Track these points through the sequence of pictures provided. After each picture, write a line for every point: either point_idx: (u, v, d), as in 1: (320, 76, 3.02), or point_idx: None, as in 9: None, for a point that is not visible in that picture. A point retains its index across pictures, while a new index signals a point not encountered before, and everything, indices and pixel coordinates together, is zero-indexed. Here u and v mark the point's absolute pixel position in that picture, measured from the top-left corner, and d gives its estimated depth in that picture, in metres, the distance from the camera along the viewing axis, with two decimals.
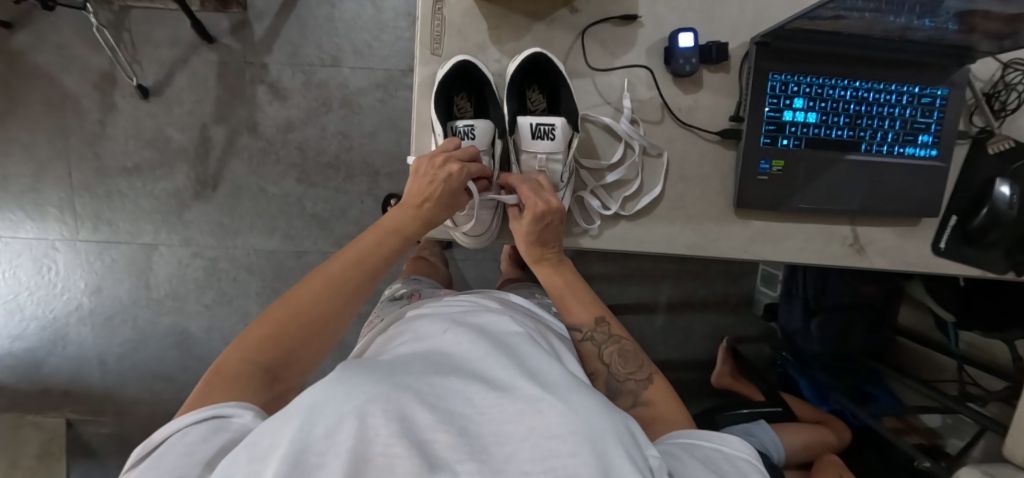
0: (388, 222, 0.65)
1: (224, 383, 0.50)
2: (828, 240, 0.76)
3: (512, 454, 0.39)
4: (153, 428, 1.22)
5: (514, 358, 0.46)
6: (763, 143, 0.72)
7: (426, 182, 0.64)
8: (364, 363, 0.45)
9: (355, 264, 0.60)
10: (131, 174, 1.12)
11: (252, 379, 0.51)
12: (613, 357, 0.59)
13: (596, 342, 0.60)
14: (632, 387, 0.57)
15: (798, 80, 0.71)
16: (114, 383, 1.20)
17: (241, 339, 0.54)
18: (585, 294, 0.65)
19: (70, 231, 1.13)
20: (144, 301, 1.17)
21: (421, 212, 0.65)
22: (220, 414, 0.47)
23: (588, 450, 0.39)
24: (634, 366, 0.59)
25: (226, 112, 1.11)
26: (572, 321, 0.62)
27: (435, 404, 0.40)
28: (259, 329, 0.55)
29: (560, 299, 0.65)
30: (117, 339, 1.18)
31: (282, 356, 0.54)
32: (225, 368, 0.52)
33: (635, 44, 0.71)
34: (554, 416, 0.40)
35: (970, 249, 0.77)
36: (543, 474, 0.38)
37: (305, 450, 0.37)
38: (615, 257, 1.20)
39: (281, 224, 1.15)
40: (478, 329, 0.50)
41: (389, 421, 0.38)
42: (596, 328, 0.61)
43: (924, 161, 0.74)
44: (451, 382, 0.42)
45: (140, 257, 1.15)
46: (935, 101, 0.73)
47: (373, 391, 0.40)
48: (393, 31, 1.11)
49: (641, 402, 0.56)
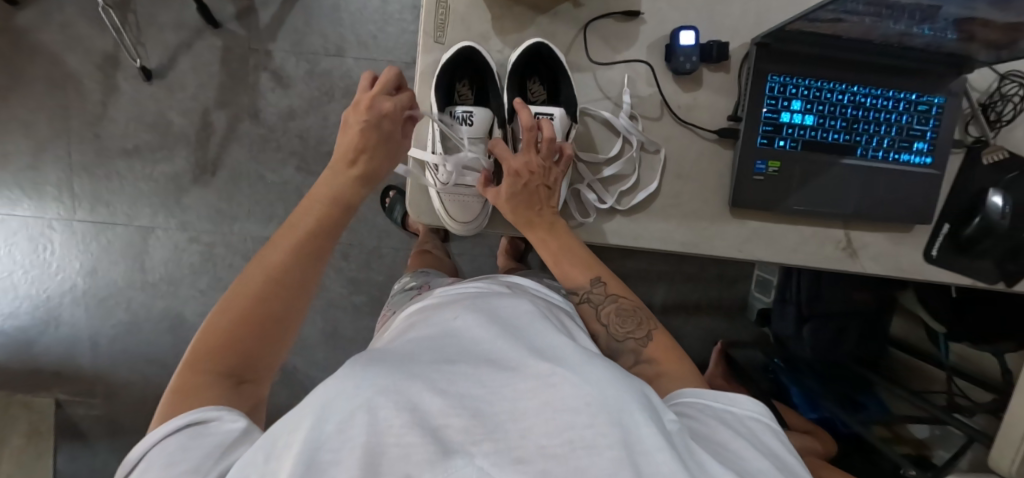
0: (324, 190, 0.60)
1: (188, 398, 0.47)
2: (821, 243, 0.76)
3: (527, 430, 0.37)
4: (143, 412, 1.22)
5: (521, 339, 0.44)
6: (759, 143, 0.73)
7: (359, 132, 0.61)
8: (373, 356, 0.44)
9: (294, 250, 0.55)
10: (131, 156, 1.13)
11: (219, 386, 0.48)
12: (611, 318, 0.61)
13: (593, 303, 0.62)
14: (632, 346, 0.59)
15: (796, 82, 0.72)
16: (105, 365, 1.20)
17: (191, 355, 0.49)
18: (580, 253, 0.65)
19: (67, 211, 1.13)
20: (138, 284, 1.17)
21: (358, 164, 0.61)
22: (200, 420, 0.45)
23: (604, 421, 0.38)
24: (633, 326, 0.60)
25: (229, 98, 1.12)
26: (570, 284, 0.64)
27: (446, 389, 0.39)
28: (205, 338, 0.50)
29: (557, 263, 0.65)
30: (110, 322, 1.18)
31: (241, 356, 0.50)
32: (187, 385, 0.47)
33: (637, 40, 0.72)
34: (566, 389, 0.39)
35: (962, 257, 0.77)
36: (560, 446, 0.36)
37: (319, 448, 0.36)
38: (612, 257, 1.20)
39: (279, 211, 1.15)
40: (485, 313, 0.48)
41: (401, 411, 0.37)
42: (593, 289, 0.63)
43: (919, 169, 0.75)
44: (461, 368, 0.41)
45: (136, 239, 1.15)
46: (931, 109, 0.74)
47: (384, 382, 0.38)
48: (398, 24, 1.11)
49: (643, 359, 0.58)
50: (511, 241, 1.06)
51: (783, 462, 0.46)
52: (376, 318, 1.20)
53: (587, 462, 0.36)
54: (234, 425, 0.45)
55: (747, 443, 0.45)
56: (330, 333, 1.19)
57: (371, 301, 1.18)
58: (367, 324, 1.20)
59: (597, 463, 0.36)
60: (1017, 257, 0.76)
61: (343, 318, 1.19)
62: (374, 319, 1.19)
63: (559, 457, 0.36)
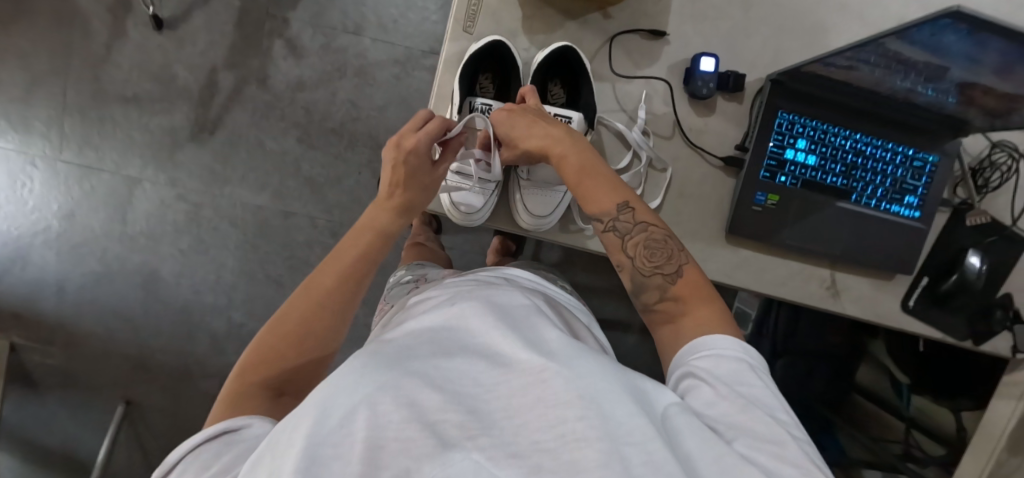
0: (363, 222, 0.61)
1: (231, 404, 0.47)
2: (807, 279, 0.79)
3: (521, 426, 0.38)
4: (102, 367, 1.18)
5: (516, 330, 0.44)
6: (762, 176, 0.75)
7: (390, 167, 0.63)
8: (371, 349, 0.44)
9: (342, 272, 0.56)
10: (129, 104, 1.10)
11: (259, 396, 0.48)
12: (638, 249, 0.57)
13: (619, 231, 0.58)
14: (658, 282, 0.56)
15: (804, 122, 0.74)
16: (70, 313, 1.16)
17: (241, 367, 0.50)
18: (599, 170, 0.60)
19: (53, 151, 1.10)
20: (116, 236, 1.14)
21: (394, 199, 0.62)
22: (232, 427, 0.45)
23: (594, 413, 0.38)
24: (662, 259, 0.56)
25: (239, 60, 1.10)
26: (593, 210, 0.59)
27: (444, 386, 0.39)
28: (255, 352, 0.51)
29: (578, 186, 0.60)
30: (81, 270, 1.15)
31: (284, 371, 0.51)
32: (233, 395, 0.48)
33: (659, 58, 0.74)
34: (560, 384, 0.39)
35: (936, 310, 0.80)
36: (553, 440, 0.37)
37: (320, 442, 0.35)
38: (600, 271, 1.22)
39: (273, 180, 1.14)
40: (482, 301, 0.48)
41: (400, 406, 0.37)
42: (619, 216, 0.58)
43: (907, 222, 0.78)
44: (458, 363, 0.41)
45: (121, 189, 1.12)
46: (925, 166, 0.77)
47: (383, 379, 0.38)
48: (420, 12, 1.12)
49: (669, 297, 0.55)
50: (501, 240, 1.08)
51: (794, 432, 0.44)
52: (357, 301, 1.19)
53: (579, 455, 0.36)
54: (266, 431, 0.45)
55: (758, 414, 0.43)
56: None
57: None
58: None
59: (588, 455, 0.36)
60: (986, 317, 0.80)
61: None
62: None
63: (551, 451, 0.36)
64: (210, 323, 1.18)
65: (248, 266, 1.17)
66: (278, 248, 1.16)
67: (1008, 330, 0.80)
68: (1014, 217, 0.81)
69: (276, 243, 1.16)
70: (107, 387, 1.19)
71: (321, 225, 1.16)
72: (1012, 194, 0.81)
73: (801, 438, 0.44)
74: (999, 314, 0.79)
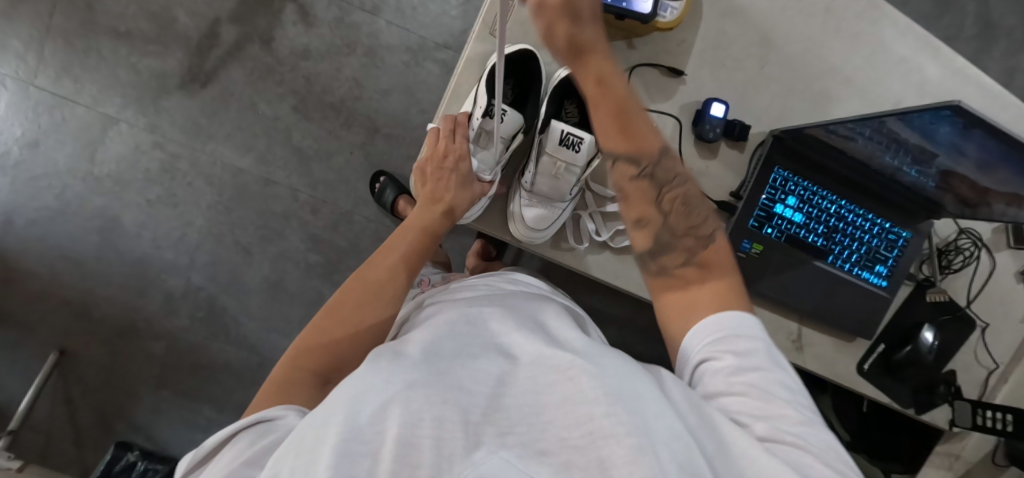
0: (416, 221, 0.68)
1: (276, 392, 0.49)
2: (774, 330, 0.82)
3: (550, 423, 0.39)
4: (38, 309, 1.11)
5: (538, 335, 0.47)
6: (750, 224, 0.77)
7: (436, 178, 0.69)
8: (395, 351, 0.46)
9: (390, 267, 0.62)
10: (120, 40, 1.06)
11: (304, 386, 0.50)
12: (669, 205, 0.58)
13: (652, 181, 0.58)
14: (686, 243, 0.57)
15: (796, 180, 0.78)
16: (13, 246, 1.09)
17: (292, 353, 0.53)
18: (639, 113, 0.58)
19: (28, 74, 1.05)
20: (81, 174, 1.08)
21: (443, 202, 0.69)
22: (265, 418, 0.46)
23: (622, 409, 0.39)
24: (690, 221, 0.58)
25: (246, 17, 1.08)
26: (630, 152, 0.58)
27: (472, 387, 0.41)
28: (307, 338, 0.55)
29: (620, 124, 0.57)
30: (34, 204, 1.08)
31: (328, 359, 0.53)
32: (280, 379, 0.51)
33: (673, 96, 0.76)
34: (584, 382, 0.41)
35: (887, 377, 0.85)
36: (582, 438, 0.38)
37: (350, 439, 0.36)
38: (574, 289, 1.23)
39: (260, 144, 1.10)
40: (500, 311, 0.51)
41: (431, 404, 0.38)
42: (656, 166, 0.58)
43: (875, 289, 0.82)
44: (483, 365, 0.43)
45: (94, 126, 1.07)
46: (898, 240, 0.81)
47: (412, 379, 0.40)
48: (440, 4, 1.11)
49: (695, 260, 0.56)
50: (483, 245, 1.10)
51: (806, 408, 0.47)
52: (325, 282, 1.16)
53: (608, 452, 0.37)
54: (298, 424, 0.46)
55: (773, 397, 0.46)
56: (273, 283, 1.14)
57: (326, 264, 1.14)
58: (312, 285, 1.15)
59: (617, 451, 0.37)
60: (930, 389, 0.85)
61: (291, 272, 1.14)
62: (323, 282, 1.15)
63: (580, 448, 0.37)
64: (167, 281, 1.13)
65: (216, 229, 1.12)
66: (253, 215, 1.12)
67: (948, 404, 0.85)
68: (969, 299, 0.87)
69: (251, 209, 1.12)
70: (39, 332, 1.11)
71: (302, 199, 1.12)
72: (969, 279, 0.86)
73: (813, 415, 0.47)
74: (942, 388, 0.84)
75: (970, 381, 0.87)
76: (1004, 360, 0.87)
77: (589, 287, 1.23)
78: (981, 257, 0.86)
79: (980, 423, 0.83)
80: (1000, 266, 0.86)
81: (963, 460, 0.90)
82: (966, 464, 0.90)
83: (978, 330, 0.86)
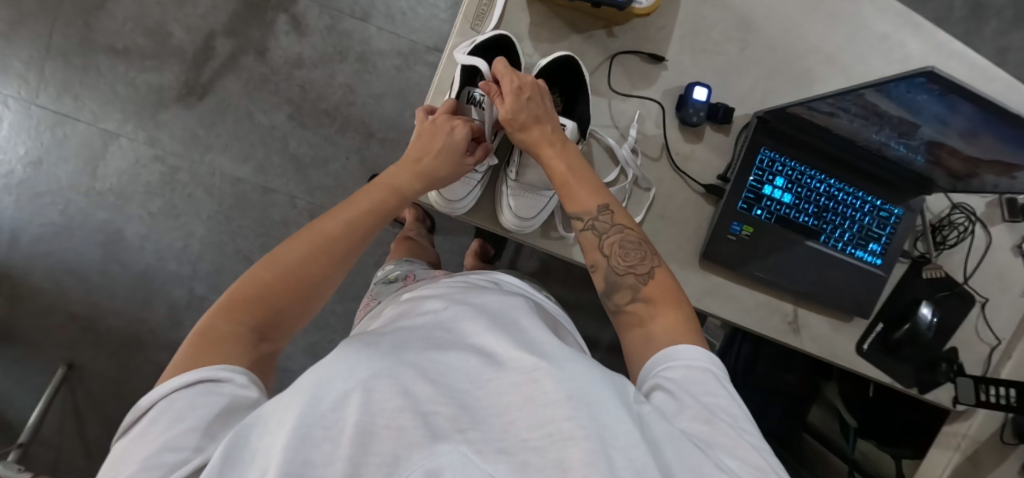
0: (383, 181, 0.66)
1: (206, 349, 0.47)
2: (770, 313, 0.81)
3: (511, 422, 0.41)
4: (43, 323, 1.12)
5: (510, 332, 0.48)
6: (739, 207, 0.78)
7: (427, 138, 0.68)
8: (368, 338, 0.47)
9: (345, 226, 0.60)
10: (118, 56, 1.09)
11: (239, 340, 0.48)
12: (614, 249, 0.63)
13: (597, 231, 0.64)
14: (630, 281, 0.61)
15: (784, 161, 0.78)
16: (18, 262, 1.11)
17: (222, 304, 0.51)
18: (585, 179, 0.66)
19: (30, 93, 1.08)
20: (84, 189, 1.10)
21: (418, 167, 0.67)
22: (209, 378, 0.45)
23: (582, 414, 0.40)
24: (636, 260, 0.62)
25: (239, 29, 1.11)
26: (576, 211, 0.64)
27: (436, 379, 0.42)
28: (242, 290, 0.52)
29: (564, 187, 0.66)
30: (39, 220, 1.11)
31: (268, 318, 0.52)
32: (210, 331, 0.48)
33: (656, 81, 0.77)
34: (548, 384, 0.42)
35: (888, 357, 0.84)
36: (541, 439, 0.40)
37: (312, 423, 0.38)
38: (573, 285, 1.23)
39: (257, 153, 1.12)
40: (473, 306, 0.51)
41: (393, 394, 0.40)
42: (599, 217, 0.64)
43: (869, 268, 0.81)
44: (451, 358, 0.44)
45: (96, 142, 1.10)
46: (890, 217, 0.81)
47: (376, 367, 0.42)
48: (429, 8, 1.14)
49: (640, 298, 0.59)
50: (479, 244, 1.10)
51: (750, 440, 0.46)
52: None
53: (567, 454, 0.39)
54: (243, 390, 0.45)
55: (724, 427, 0.46)
56: None
57: None
58: None
59: (575, 454, 0.39)
60: (931, 368, 0.84)
61: None
62: None
63: (538, 449, 0.39)
64: (170, 292, 1.14)
65: (218, 238, 1.14)
66: (253, 223, 1.14)
67: (951, 382, 0.84)
68: (966, 275, 0.86)
69: (251, 217, 1.14)
70: (45, 346, 1.13)
71: (301, 206, 1.14)
72: (965, 254, 0.86)
73: (760, 445, 0.47)
74: (943, 366, 0.83)
75: (973, 358, 0.87)
76: (1006, 336, 0.87)
77: (588, 282, 1.24)
78: (976, 230, 0.86)
79: (985, 399, 0.81)
80: (995, 241, 0.86)
81: (971, 439, 0.89)
82: (975, 444, 0.88)
83: (977, 306, 0.86)
